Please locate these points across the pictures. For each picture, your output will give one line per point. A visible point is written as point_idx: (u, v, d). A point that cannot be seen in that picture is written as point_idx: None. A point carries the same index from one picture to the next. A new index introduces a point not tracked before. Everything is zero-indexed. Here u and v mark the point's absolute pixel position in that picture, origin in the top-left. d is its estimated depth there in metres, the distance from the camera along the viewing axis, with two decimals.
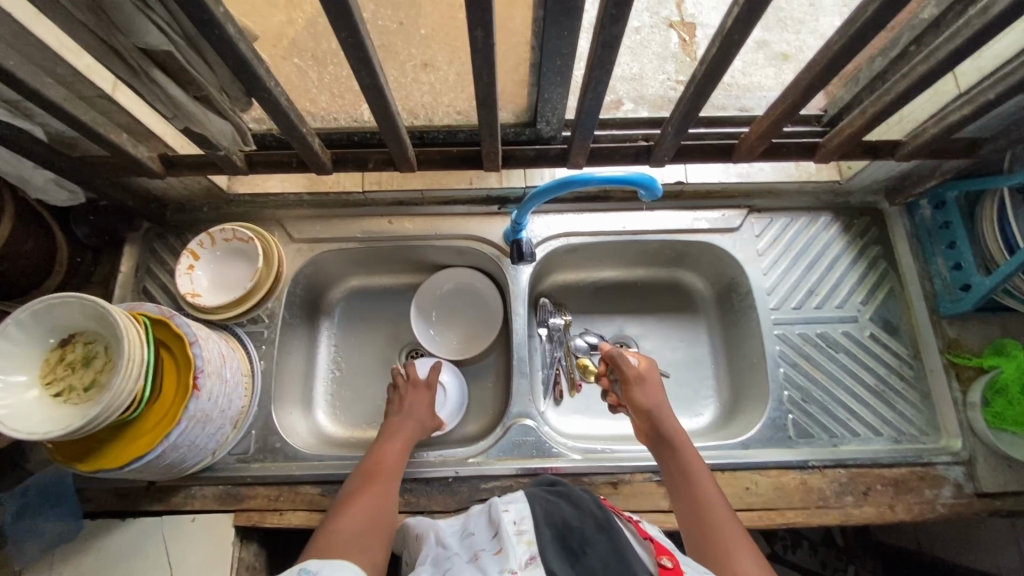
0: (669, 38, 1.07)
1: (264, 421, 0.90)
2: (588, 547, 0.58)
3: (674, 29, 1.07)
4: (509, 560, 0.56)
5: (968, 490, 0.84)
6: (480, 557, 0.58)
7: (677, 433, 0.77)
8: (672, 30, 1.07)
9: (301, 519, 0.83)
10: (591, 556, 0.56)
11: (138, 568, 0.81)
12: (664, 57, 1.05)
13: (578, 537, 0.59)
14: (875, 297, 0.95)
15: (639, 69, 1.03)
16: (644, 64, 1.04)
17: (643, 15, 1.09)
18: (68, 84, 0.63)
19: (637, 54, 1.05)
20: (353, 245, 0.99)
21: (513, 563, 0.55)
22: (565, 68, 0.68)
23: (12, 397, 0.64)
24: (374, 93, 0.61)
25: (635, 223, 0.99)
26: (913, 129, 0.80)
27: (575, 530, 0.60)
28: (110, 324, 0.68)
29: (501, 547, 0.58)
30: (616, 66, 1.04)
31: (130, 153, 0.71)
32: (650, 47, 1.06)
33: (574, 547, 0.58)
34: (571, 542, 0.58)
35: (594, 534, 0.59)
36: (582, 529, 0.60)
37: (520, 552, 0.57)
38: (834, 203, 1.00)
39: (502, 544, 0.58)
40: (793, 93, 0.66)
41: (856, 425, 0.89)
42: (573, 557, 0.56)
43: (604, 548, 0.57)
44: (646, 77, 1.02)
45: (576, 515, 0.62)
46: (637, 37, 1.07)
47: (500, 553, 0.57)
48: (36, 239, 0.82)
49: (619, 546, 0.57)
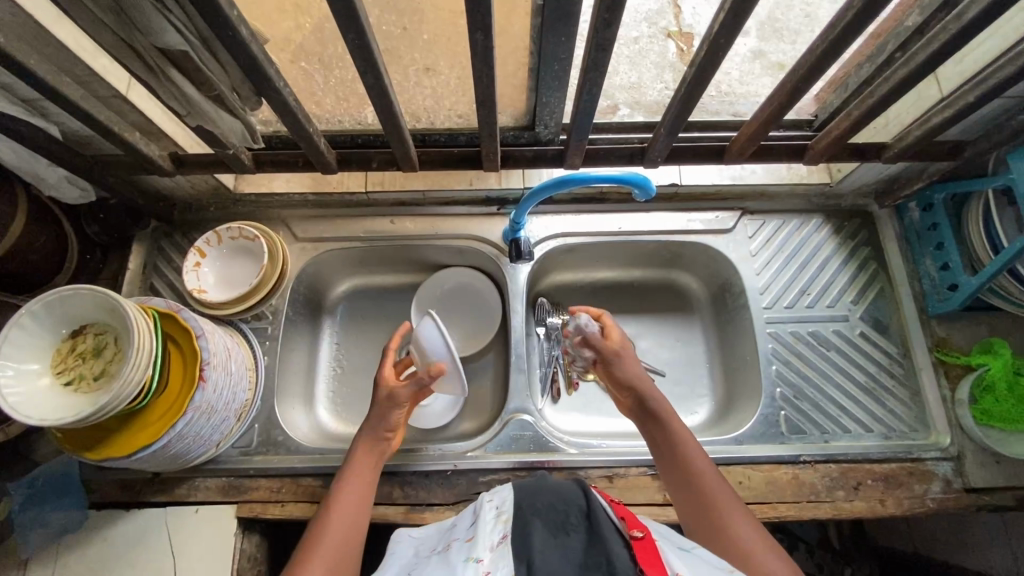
0: (667, 48, 1.10)
1: (267, 415, 0.91)
2: (570, 529, 0.54)
3: (671, 40, 1.11)
4: (476, 544, 0.55)
5: (957, 485, 0.86)
6: (451, 548, 0.58)
7: (664, 408, 0.77)
8: (670, 41, 1.10)
9: (303, 510, 0.85)
10: (570, 535, 0.53)
11: (142, 557, 0.83)
12: (661, 67, 1.08)
13: (559, 518, 0.55)
14: (866, 297, 0.98)
15: (637, 79, 1.06)
16: (641, 74, 1.07)
17: (641, 26, 1.12)
18: (85, 84, 0.66)
19: (635, 63, 1.08)
20: (356, 244, 1.01)
21: (480, 548, 0.53)
22: (563, 73, 0.71)
23: (24, 385, 0.66)
24: (379, 93, 0.64)
25: (631, 224, 1.01)
26: (899, 133, 0.83)
27: (556, 513, 0.56)
28: (121, 316, 0.70)
29: (473, 535, 0.57)
30: (615, 75, 1.07)
31: (143, 151, 0.74)
32: (648, 57, 1.09)
33: (553, 526, 0.54)
34: (550, 522, 0.54)
35: (576, 517, 0.55)
36: (562, 511, 0.56)
37: (491, 536, 0.55)
38: (825, 205, 1.03)
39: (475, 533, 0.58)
40: (780, 95, 0.68)
41: (847, 421, 0.91)
42: (550, 537, 0.53)
43: (584, 529, 0.53)
44: (644, 85, 1.05)
45: (558, 499, 0.59)
46: (636, 46, 1.10)
47: (472, 540, 0.57)
48: (49, 235, 0.85)
49: (597, 526, 0.53)
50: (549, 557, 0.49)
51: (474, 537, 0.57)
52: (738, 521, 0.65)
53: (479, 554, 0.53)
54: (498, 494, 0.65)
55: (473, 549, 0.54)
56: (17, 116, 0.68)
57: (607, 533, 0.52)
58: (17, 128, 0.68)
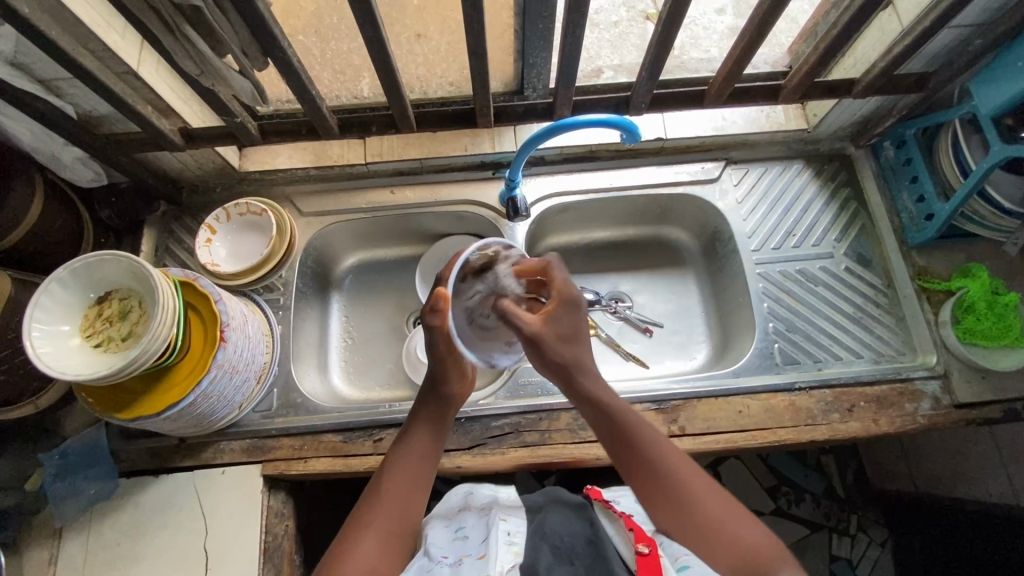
0: (647, 30, 1.12)
1: (285, 379, 0.95)
2: (576, 558, 0.62)
3: (650, 21, 1.12)
4: (489, 563, 0.59)
5: (946, 402, 0.90)
6: (464, 563, 0.60)
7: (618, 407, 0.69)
8: (649, 23, 1.13)
9: (325, 464, 0.88)
10: (576, 564, 0.61)
11: (174, 519, 0.86)
12: (643, 48, 1.10)
13: (567, 547, 0.64)
14: (849, 234, 1.02)
15: (621, 60, 1.08)
16: (624, 56, 1.09)
17: (620, 10, 1.14)
18: (100, 59, 0.71)
19: (617, 46, 1.10)
20: (359, 216, 1.05)
21: (493, 568, 0.57)
22: (547, 31, 0.77)
23: (56, 345, 0.71)
24: (377, 45, 0.69)
25: (622, 180, 1.06)
26: (866, 69, 0.89)
27: (564, 541, 0.65)
28: (144, 279, 0.74)
29: (487, 553, 0.60)
30: (598, 59, 1.09)
31: (156, 125, 0.78)
32: (629, 40, 1.11)
33: (562, 555, 0.62)
34: (559, 549, 0.63)
35: (583, 546, 0.64)
36: (571, 541, 0.65)
37: (505, 558, 0.59)
38: (804, 151, 1.08)
39: (488, 550, 0.61)
40: (751, 29, 0.75)
41: (838, 349, 0.95)
42: (558, 562, 0.61)
43: (589, 557, 0.62)
44: (629, 64, 1.07)
45: (568, 529, 0.67)
46: (616, 30, 1.12)
47: (484, 557, 0.60)
48: (66, 217, 0.89)
49: (601, 553, 0.62)
50: None
51: (486, 555, 0.60)
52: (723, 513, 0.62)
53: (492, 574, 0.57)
54: (513, 516, 0.67)
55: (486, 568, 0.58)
56: (35, 93, 0.73)
57: (611, 560, 0.61)
58: (38, 107, 0.73)
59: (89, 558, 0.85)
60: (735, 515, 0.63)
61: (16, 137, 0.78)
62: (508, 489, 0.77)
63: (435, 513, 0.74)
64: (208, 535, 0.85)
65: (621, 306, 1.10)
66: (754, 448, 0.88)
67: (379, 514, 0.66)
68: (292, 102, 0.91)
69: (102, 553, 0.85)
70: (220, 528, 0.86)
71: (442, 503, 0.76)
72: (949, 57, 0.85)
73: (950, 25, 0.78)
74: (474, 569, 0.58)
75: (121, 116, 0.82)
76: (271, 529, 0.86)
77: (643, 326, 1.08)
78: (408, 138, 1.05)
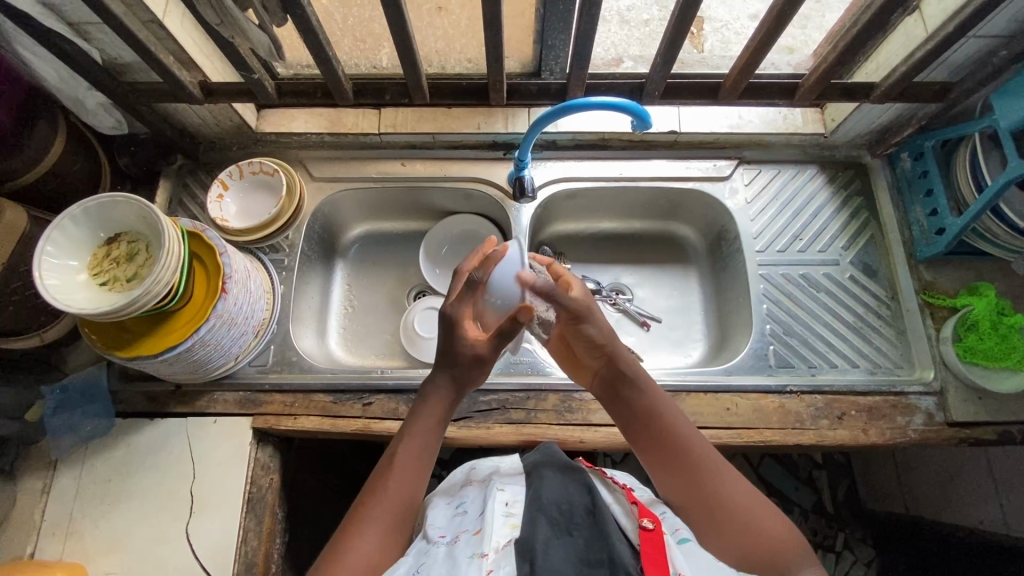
0: None
1: (283, 337, 0.97)
2: (574, 529, 0.58)
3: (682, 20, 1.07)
4: (484, 541, 0.56)
5: (939, 418, 0.89)
6: (460, 541, 0.59)
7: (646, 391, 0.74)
8: None
9: (314, 422, 0.90)
10: (574, 535, 0.57)
11: (163, 462, 0.89)
12: None
13: (565, 517, 0.59)
14: (856, 243, 1.01)
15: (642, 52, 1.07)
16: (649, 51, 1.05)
17: (652, 9, 1.09)
18: (127, 5, 0.73)
19: (645, 45, 1.05)
20: (367, 185, 1.06)
21: (486, 546, 0.56)
22: (567, 13, 0.78)
23: (64, 278, 0.73)
24: (393, 12, 0.70)
25: (632, 171, 1.05)
26: (887, 73, 0.87)
27: (562, 510, 0.60)
28: (154, 223, 0.76)
29: (483, 528, 0.59)
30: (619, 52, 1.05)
31: (176, 75, 0.81)
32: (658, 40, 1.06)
33: (560, 525, 0.58)
34: (557, 520, 0.58)
35: (582, 517, 0.59)
36: (568, 513, 0.60)
37: (500, 534, 0.57)
38: (819, 156, 1.07)
39: (483, 525, 0.59)
40: (770, 20, 0.75)
41: (834, 357, 0.94)
42: (555, 534, 0.56)
43: (587, 528, 0.57)
44: None
45: (565, 500, 0.62)
46: (646, 29, 1.07)
47: (479, 534, 0.58)
48: (86, 160, 0.91)
49: (601, 525, 0.57)
50: (551, 550, 0.53)
51: (482, 530, 0.59)
52: (746, 502, 0.65)
53: (486, 551, 0.55)
54: (510, 486, 0.65)
55: (480, 544, 0.57)
56: (63, 35, 0.76)
57: (611, 534, 0.56)
58: (64, 48, 0.76)
59: (81, 491, 0.88)
60: (761, 509, 0.65)
61: (42, 77, 0.81)
62: (510, 458, 0.77)
63: (439, 491, 0.75)
64: (195, 480, 0.87)
65: (621, 298, 1.10)
66: (738, 446, 0.88)
67: (382, 511, 0.66)
68: (311, 67, 0.93)
69: (92, 488, 0.88)
70: (207, 474, 0.88)
71: (444, 481, 0.77)
72: (972, 69, 0.84)
73: (972, 34, 0.77)
74: (469, 547, 0.57)
75: (144, 66, 0.85)
76: (256, 480, 0.88)
77: (641, 320, 1.07)
78: (422, 112, 1.05)
